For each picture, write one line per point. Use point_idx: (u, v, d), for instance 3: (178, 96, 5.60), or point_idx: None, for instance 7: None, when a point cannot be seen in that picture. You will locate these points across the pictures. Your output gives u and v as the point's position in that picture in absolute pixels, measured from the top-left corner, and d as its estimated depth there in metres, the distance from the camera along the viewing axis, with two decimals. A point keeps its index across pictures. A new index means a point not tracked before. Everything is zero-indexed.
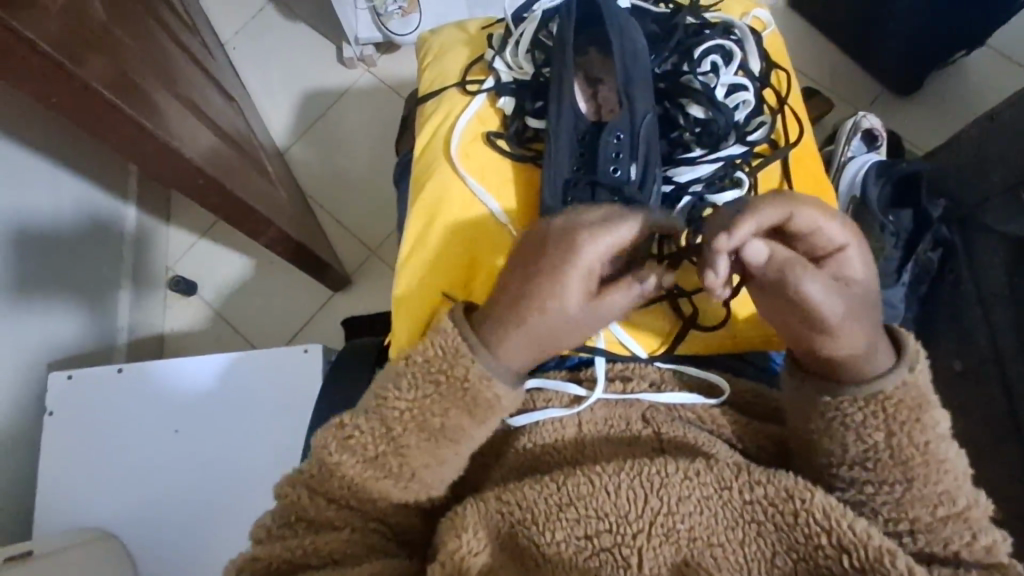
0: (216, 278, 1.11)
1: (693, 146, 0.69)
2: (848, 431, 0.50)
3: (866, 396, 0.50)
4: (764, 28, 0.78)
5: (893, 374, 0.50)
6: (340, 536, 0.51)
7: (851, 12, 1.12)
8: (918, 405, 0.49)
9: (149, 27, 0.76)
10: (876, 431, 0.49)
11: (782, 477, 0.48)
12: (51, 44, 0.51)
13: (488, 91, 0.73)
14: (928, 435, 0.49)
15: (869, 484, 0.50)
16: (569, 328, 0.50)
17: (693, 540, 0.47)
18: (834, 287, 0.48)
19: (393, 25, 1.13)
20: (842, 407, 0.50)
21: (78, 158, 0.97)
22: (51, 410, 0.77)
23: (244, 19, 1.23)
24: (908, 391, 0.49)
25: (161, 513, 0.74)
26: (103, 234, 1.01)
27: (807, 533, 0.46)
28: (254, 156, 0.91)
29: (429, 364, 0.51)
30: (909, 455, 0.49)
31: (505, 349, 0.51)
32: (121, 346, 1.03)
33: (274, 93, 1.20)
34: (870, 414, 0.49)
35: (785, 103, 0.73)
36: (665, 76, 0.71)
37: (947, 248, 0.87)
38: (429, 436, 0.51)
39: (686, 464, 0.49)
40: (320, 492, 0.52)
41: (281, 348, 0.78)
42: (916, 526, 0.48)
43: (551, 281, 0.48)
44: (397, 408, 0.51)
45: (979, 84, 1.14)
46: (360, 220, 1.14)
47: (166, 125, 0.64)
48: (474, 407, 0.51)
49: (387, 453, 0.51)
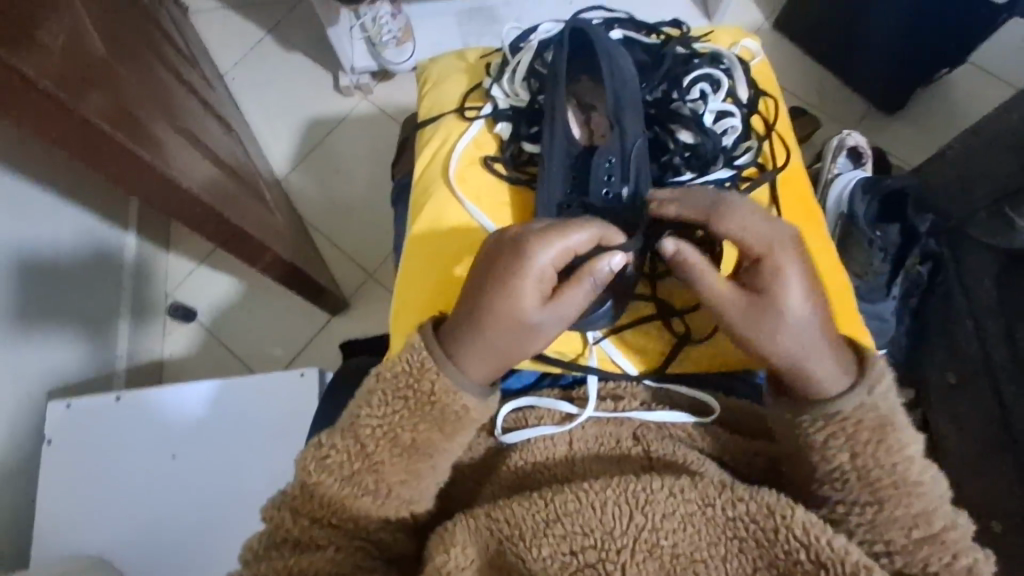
0: (213, 304, 1.15)
1: (682, 169, 0.71)
2: (812, 451, 0.53)
3: (824, 415, 0.52)
4: (752, 58, 0.81)
5: (850, 395, 0.52)
6: (326, 556, 0.52)
7: (834, 32, 1.15)
8: (878, 427, 0.51)
9: (150, 64, 0.80)
10: (840, 453, 0.52)
11: (764, 494, 0.49)
12: (52, 81, 0.53)
13: (485, 118, 0.76)
14: (896, 457, 0.51)
15: (842, 504, 0.52)
16: (536, 328, 0.55)
17: (677, 557, 0.48)
18: (751, 304, 0.53)
19: (388, 54, 1.18)
20: (805, 423, 0.53)
21: (82, 189, 1.00)
22: (50, 439, 0.78)
23: (243, 50, 1.28)
24: (868, 411, 0.52)
25: (162, 539, 0.76)
26: (104, 261, 1.04)
27: (786, 550, 0.47)
28: (251, 184, 0.94)
29: (397, 381, 0.54)
30: (876, 477, 0.51)
31: (470, 361, 0.55)
32: (120, 372, 1.05)
33: (273, 121, 1.24)
34: (829, 434, 0.52)
35: (772, 130, 0.75)
36: (656, 102, 0.73)
37: (936, 261, 0.88)
38: (401, 452, 0.54)
39: (671, 481, 0.50)
40: (302, 513, 0.54)
41: (276, 373, 0.80)
42: (893, 548, 0.50)
43: (509, 282, 0.53)
44: (369, 425, 0.54)
45: (963, 100, 1.17)
46: (359, 244, 1.17)
47: (163, 156, 0.66)
48: (444, 422, 0.54)
49: (362, 472, 0.53)
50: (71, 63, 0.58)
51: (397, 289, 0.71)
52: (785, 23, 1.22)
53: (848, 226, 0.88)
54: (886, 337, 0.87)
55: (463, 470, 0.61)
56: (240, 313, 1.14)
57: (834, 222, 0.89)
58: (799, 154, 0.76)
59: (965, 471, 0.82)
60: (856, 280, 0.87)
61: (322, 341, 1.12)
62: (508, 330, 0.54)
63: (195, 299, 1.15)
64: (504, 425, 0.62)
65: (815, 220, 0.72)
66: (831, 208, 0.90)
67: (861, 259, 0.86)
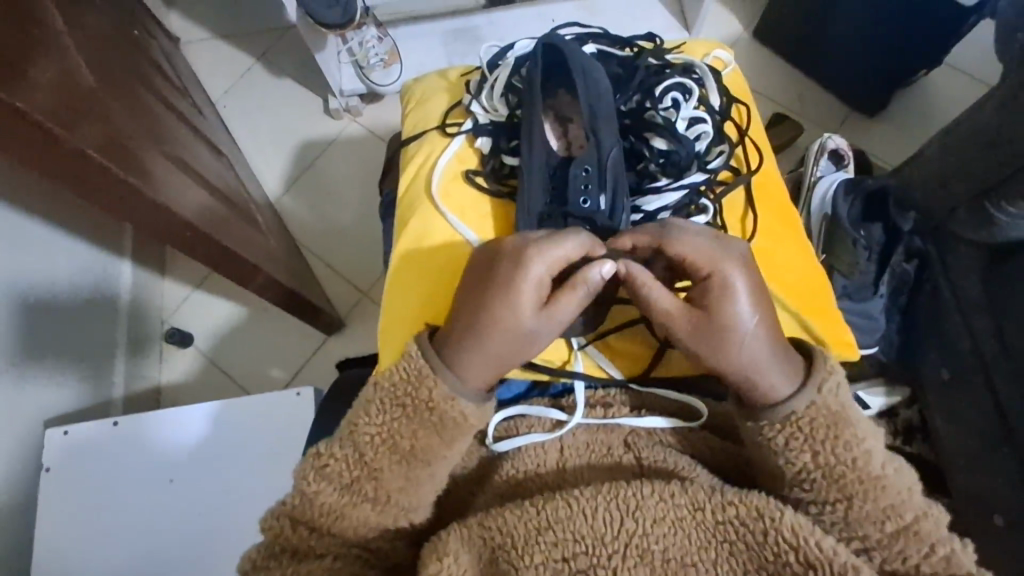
0: (210, 327, 1.16)
1: (658, 176, 0.73)
2: (778, 455, 0.54)
3: (779, 419, 0.54)
4: (725, 68, 0.83)
5: (798, 397, 0.54)
6: (322, 565, 0.53)
7: (811, 38, 1.17)
8: (831, 423, 0.54)
9: (140, 95, 0.81)
10: (803, 453, 0.53)
11: (752, 497, 0.50)
12: (42, 113, 0.54)
13: (465, 133, 0.77)
14: (854, 451, 0.53)
15: (815, 505, 0.54)
16: (531, 335, 0.56)
17: (667, 561, 0.48)
18: (698, 316, 0.56)
19: (375, 76, 1.20)
20: (761, 428, 0.55)
21: (77, 220, 1.01)
22: (49, 466, 0.79)
23: (233, 78, 1.30)
24: (819, 410, 0.54)
25: (160, 564, 0.75)
26: (100, 289, 1.05)
27: (776, 551, 0.48)
28: (243, 208, 0.95)
29: (395, 390, 0.55)
30: (841, 475, 0.53)
31: (468, 369, 0.56)
32: (117, 400, 1.05)
33: (264, 146, 1.25)
34: (787, 436, 0.54)
35: (745, 135, 0.77)
36: (629, 113, 0.75)
37: (922, 259, 0.90)
38: (400, 459, 0.55)
39: (661, 487, 0.51)
40: (301, 522, 0.54)
41: (272, 393, 0.81)
42: (870, 544, 0.52)
43: (505, 291, 0.56)
44: (367, 433, 0.55)
45: (940, 100, 1.19)
46: (351, 264, 1.18)
47: (153, 183, 0.67)
48: (442, 427, 0.55)
49: (361, 480, 0.54)
50: (62, 98, 0.59)
51: (384, 307, 0.71)
52: (762, 31, 1.25)
53: (831, 226, 0.90)
54: (873, 336, 0.88)
55: (458, 480, 0.62)
56: (236, 336, 1.15)
57: (818, 224, 0.93)
58: (772, 158, 0.78)
59: (962, 466, 0.82)
60: (843, 281, 0.88)
61: (318, 362, 1.13)
62: (504, 336, 0.55)
63: (191, 324, 1.16)
64: (495, 435, 0.63)
65: (793, 221, 0.74)
66: (816, 209, 0.94)
67: (848, 258, 0.88)
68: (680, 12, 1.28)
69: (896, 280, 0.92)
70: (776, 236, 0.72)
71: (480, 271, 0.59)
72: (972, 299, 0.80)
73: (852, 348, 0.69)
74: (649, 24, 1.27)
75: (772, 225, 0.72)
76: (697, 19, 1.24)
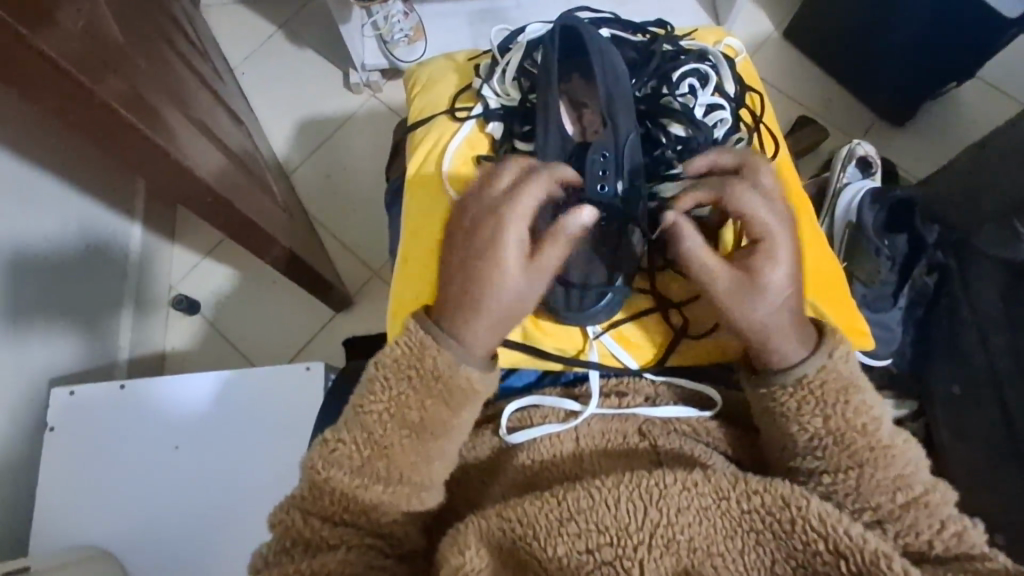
0: (217, 297, 1.15)
1: (676, 162, 0.71)
2: (789, 420, 0.56)
3: (791, 383, 0.56)
4: (736, 56, 0.82)
5: (809, 361, 0.57)
6: (337, 556, 0.51)
7: (843, 42, 1.15)
8: (842, 388, 0.55)
9: (164, 54, 0.80)
10: (815, 418, 0.55)
11: (777, 486, 0.50)
12: (70, 61, 0.53)
13: (477, 117, 0.75)
14: (865, 417, 0.55)
15: (826, 475, 0.54)
16: (526, 294, 0.57)
17: (694, 551, 0.48)
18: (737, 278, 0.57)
19: (399, 52, 1.18)
20: (773, 393, 0.57)
21: (88, 178, 1.00)
22: (53, 426, 0.78)
23: (253, 45, 1.28)
24: (829, 374, 0.56)
25: (162, 532, 0.75)
26: (109, 248, 1.03)
27: (805, 540, 0.48)
28: (259, 175, 0.94)
29: (399, 362, 0.56)
30: (851, 441, 0.54)
31: (470, 337, 0.56)
32: (122, 362, 1.04)
33: (281, 117, 1.24)
34: (800, 399, 0.56)
35: (760, 122, 0.76)
36: (645, 99, 0.73)
37: (941, 273, 0.88)
38: (410, 432, 0.55)
39: (684, 476, 0.51)
40: (313, 513, 0.54)
41: (283, 365, 0.79)
42: (882, 515, 0.52)
43: (491, 259, 0.56)
44: (375, 410, 0.55)
45: (969, 114, 1.18)
46: (363, 240, 1.17)
47: (176, 143, 0.66)
48: (450, 398, 0.56)
49: (373, 459, 0.54)
50: (89, 47, 0.58)
51: (394, 289, 0.71)
52: (793, 32, 1.23)
53: (855, 234, 0.89)
54: (890, 347, 0.87)
55: (469, 463, 0.62)
56: (244, 307, 1.14)
57: (843, 232, 0.91)
58: (786, 147, 0.77)
59: (966, 483, 0.82)
60: (862, 288, 0.87)
61: (326, 337, 1.12)
62: (506, 300, 0.56)
63: (198, 292, 1.15)
64: (508, 425, 0.63)
65: (807, 212, 0.73)
66: (840, 216, 0.92)
67: (867, 265, 0.87)
68: (712, 6, 1.26)
69: (914, 291, 0.89)
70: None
71: (466, 233, 0.58)
72: (991, 310, 0.79)
73: (865, 337, 0.69)
74: (679, 18, 1.25)
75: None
76: (729, 14, 1.22)
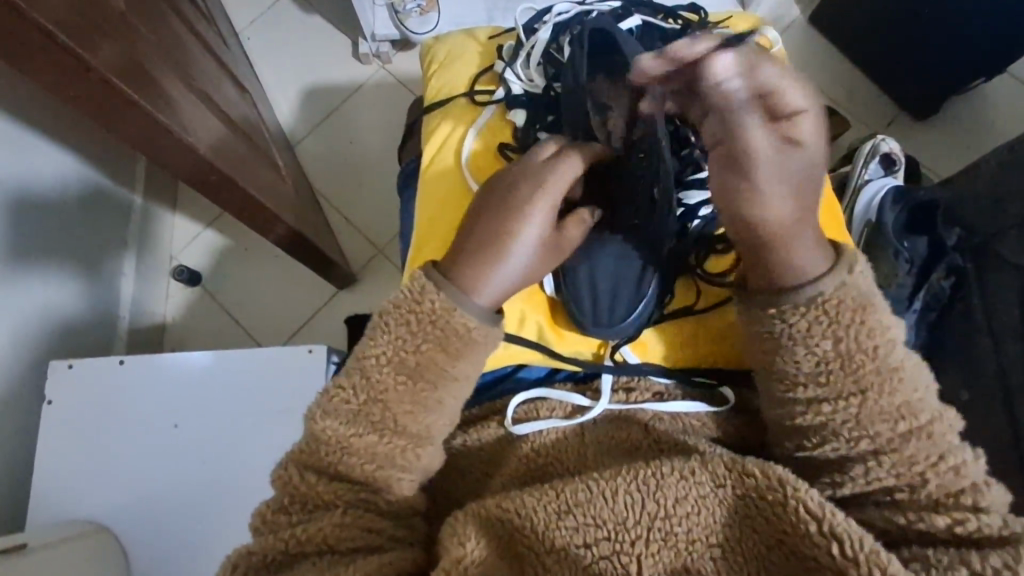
0: (219, 268, 1.13)
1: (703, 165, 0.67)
2: (797, 344, 0.53)
3: (803, 302, 0.53)
4: (770, 47, 0.78)
5: (829, 278, 0.53)
6: (333, 520, 0.50)
7: (875, 30, 1.11)
8: (857, 308, 0.53)
9: (166, 17, 0.76)
10: (824, 340, 0.52)
11: (774, 468, 0.49)
12: (67, 33, 0.51)
13: (498, 103, 0.72)
14: (877, 339, 0.52)
15: (827, 403, 0.53)
16: (541, 246, 0.58)
17: (692, 542, 0.47)
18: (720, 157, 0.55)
19: (410, 23, 1.13)
20: (784, 313, 0.53)
21: (83, 142, 0.97)
22: (51, 400, 0.77)
23: (261, 9, 1.24)
24: (847, 293, 0.53)
25: (162, 510, 0.75)
26: (105, 213, 1.02)
27: (796, 523, 0.47)
28: (262, 145, 0.91)
29: (398, 307, 0.54)
30: (859, 364, 0.52)
31: (482, 283, 0.55)
32: (122, 332, 1.04)
33: (288, 87, 1.20)
34: (811, 320, 0.53)
35: None
36: None
37: (959, 277, 0.85)
38: (405, 377, 0.53)
39: (681, 465, 0.50)
40: (312, 465, 0.52)
41: (286, 346, 0.78)
42: (879, 445, 0.51)
43: (525, 203, 0.57)
44: (374, 354, 0.53)
45: (996, 110, 1.14)
46: (368, 218, 1.14)
47: (177, 115, 0.64)
48: (447, 342, 0.53)
49: (369, 405, 0.52)
50: (88, 15, 0.55)
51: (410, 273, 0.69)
52: (822, 18, 1.18)
53: (874, 235, 0.87)
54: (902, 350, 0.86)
55: (470, 453, 0.61)
56: (246, 280, 1.12)
57: (860, 231, 0.89)
58: (819, 146, 0.75)
59: None
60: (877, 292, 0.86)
61: (326, 315, 1.11)
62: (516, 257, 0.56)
63: (199, 263, 1.13)
64: (514, 417, 0.62)
65: (836, 218, 0.71)
66: (859, 215, 0.90)
67: (886, 270, 0.85)
68: None
69: (929, 295, 0.86)
70: (819, 230, 0.69)
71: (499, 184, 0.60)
72: (1008, 318, 0.77)
73: None
74: None
75: (817, 219, 0.70)
76: None
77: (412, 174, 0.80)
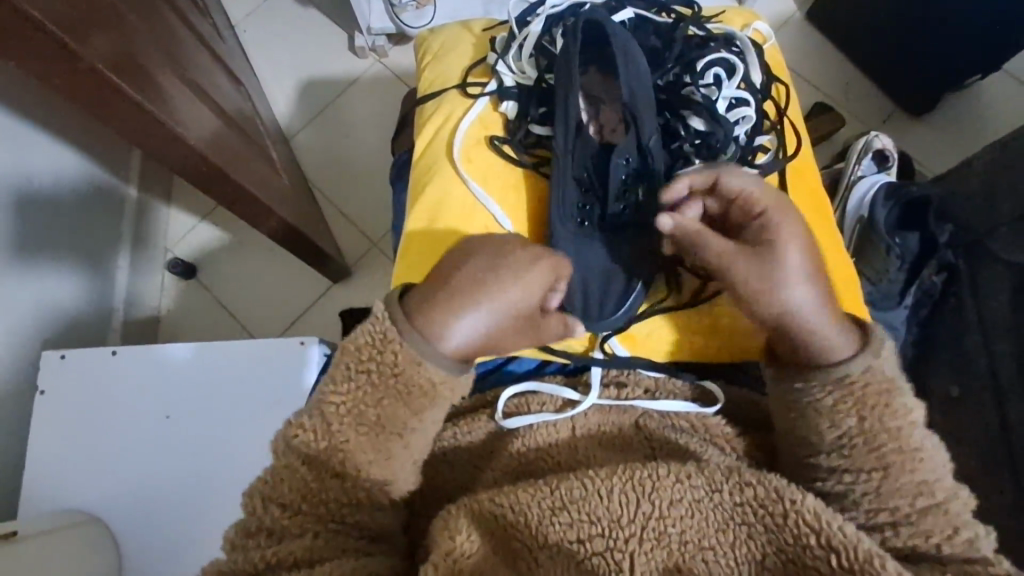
0: (214, 262, 1.13)
1: (692, 158, 0.68)
2: (821, 418, 0.53)
3: (833, 380, 0.53)
4: (764, 42, 0.78)
5: (856, 360, 0.53)
6: (301, 544, 0.50)
7: (870, 26, 1.11)
8: (884, 390, 0.52)
9: (161, 9, 0.76)
10: (848, 417, 0.52)
11: (771, 478, 0.50)
12: (59, 24, 0.51)
13: (490, 95, 0.72)
14: (900, 420, 0.52)
15: (848, 473, 0.52)
16: (510, 318, 0.53)
17: (686, 544, 0.47)
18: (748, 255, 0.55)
19: (406, 16, 1.13)
20: (813, 390, 0.53)
21: (78, 135, 0.97)
22: (44, 390, 0.77)
23: (256, 2, 1.23)
24: (874, 375, 0.53)
25: (154, 501, 0.75)
26: (100, 207, 1.02)
27: (796, 534, 0.47)
28: (256, 139, 0.91)
29: (359, 353, 0.51)
30: (881, 443, 0.51)
31: (437, 331, 0.51)
32: (117, 324, 1.04)
33: (284, 80, 1.20)
34: (839, 397, 0.52)
35: (784, 116, 0.73)
36: (667, 88, 0.70)
37: (951, 273, 0.86)
38: (368, 429, 0.51)
39: (678, 467, 0.50)
40: (273, 500, 0.52)
41: (278, 339, 0.78)
42: (897, 518, 0.50)
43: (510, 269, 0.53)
44: (333, 402, 0.51)
45: (992, 107, 1.14)
46: (363, 211, 1.15)
47: (169, 107, 0.64)
48: (407, 394, 0.51)
49: (328, 455, 0.51)
50: (81, 6, 0.55)
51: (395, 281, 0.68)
52: (819, 15, 1.18)
53: (865, 230, 0.87)
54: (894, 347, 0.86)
55: (461, 448, 0.61)
56: (241, 273, 1.13)
57: (853, 226, 0.90)
58: (808, 140, 0.75)
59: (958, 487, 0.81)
60: (868, 286, 0.87)
61: (320, 309, 1.11)
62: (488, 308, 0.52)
63: (194, 256, 1.13)
64: (504, 411, 0.62)
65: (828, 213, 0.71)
66: (852, 209, 0.90)
67: (878, 265, 0.86)
68: None
69: (920, 291, 0.87)
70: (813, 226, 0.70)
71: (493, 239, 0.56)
72: (998, 316, 0.78)
73: None
74: None
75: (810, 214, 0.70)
76: None
77: (404, 167, 0.80)
